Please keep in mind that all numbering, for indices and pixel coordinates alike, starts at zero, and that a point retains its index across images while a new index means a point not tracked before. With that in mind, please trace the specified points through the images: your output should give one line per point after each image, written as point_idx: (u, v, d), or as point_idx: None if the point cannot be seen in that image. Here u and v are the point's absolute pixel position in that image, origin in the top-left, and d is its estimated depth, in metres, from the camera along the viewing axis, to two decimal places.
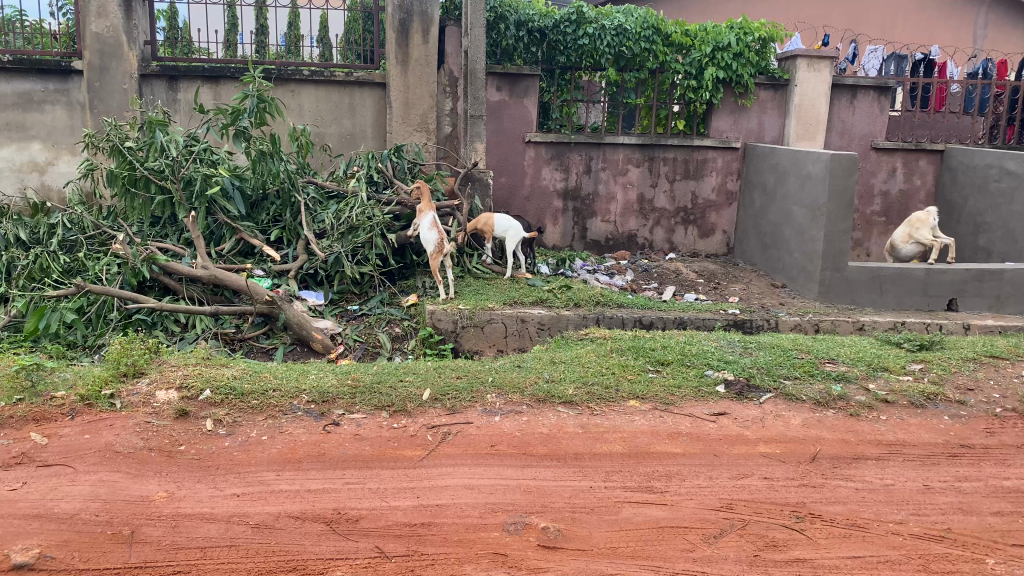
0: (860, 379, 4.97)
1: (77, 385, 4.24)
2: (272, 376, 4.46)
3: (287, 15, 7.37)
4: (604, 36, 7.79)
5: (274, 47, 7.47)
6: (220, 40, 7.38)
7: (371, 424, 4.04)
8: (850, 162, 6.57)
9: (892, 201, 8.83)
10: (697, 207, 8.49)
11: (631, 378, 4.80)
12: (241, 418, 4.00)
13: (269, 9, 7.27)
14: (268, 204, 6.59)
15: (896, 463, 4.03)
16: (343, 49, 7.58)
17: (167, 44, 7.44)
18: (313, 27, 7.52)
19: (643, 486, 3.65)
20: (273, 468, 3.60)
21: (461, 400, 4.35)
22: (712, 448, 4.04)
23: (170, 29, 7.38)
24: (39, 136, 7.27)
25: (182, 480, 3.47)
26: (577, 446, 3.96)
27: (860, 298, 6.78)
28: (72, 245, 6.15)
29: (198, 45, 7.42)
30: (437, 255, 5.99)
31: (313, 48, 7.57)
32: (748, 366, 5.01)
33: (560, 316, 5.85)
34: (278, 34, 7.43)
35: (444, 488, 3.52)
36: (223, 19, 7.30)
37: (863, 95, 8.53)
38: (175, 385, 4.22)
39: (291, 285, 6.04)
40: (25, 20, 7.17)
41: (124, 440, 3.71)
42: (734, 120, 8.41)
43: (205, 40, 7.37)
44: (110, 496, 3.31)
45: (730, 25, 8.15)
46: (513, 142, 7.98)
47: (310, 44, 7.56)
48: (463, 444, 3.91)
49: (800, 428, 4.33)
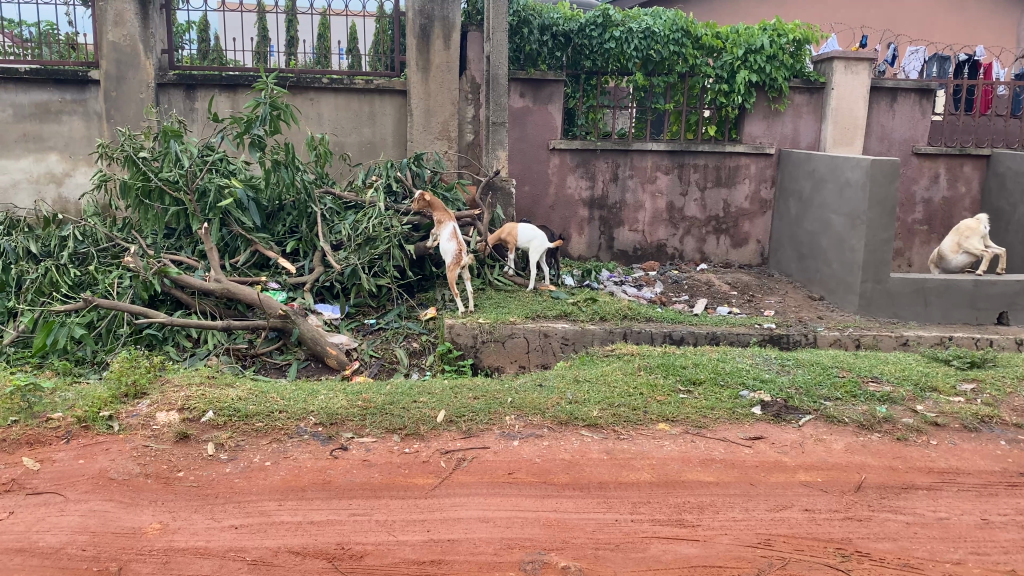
0: (907, 400, 4.63)
1: (76, 405, 4.04)
2: (279, 397, 4.22)
3: (314, 24, 7.18)
4: (631, 39, 7.51)
5: (302, 57, 7.30)
6: (249, 49, 7.24)
7: (380, 448, 3.80)
8: (892, 168, 6.23)
9: (935, 209, 8.45)
10: (730, 216, 8.17)
11: (660, 399, 4.50)
12: (244, 442, 3.77)
13: (301, 16, 7.13)
14: (285, 215, 6.44)
15: (950, 494, 3.70)
16: (373, 59, 7.38)
17: (198, 57, 7.32)
18: (344, 36, 7.30)
19: (673, 519, 3.36)
20: (274, 497, 3.37)
21: (477, 423, 4.08)
22: (748, 476, 3.75)
23: (202, 41, 7.24)
24: (56, 146, 7.17)
25: (178, 509, 3.25)
26: (602, 474, 3.68)
27: (903, 311, 6.41)
28: (84, 258, 6.01)
29: (230, 56, 7.24)
30: (453, 267, 5.74)
31: (341, 58, 7.35)
32: (786, 386, 4.70)
33: (585, 331, 5.58)
34: (308, 45, 7.26)
35: (457, 521, 3.26)
36: (256, 28, 7.14)
37: (904, 98, 8.18)
38: (176, 406, 4.01)
39: (307, 298, 5.84)
40: (57, 33, 7.09)
41: (119, 466, 3.51)
42: (767, 125, 8.08)
43: (236, 49, 7.20)
44: (99, 527, 3.10)
45: (763, 27, 7.84)
46: (538, 150, 7.75)
47: (339, 55, 7.35)
48: (479, 471, 3.65)
49: (842, 454, 4.02)
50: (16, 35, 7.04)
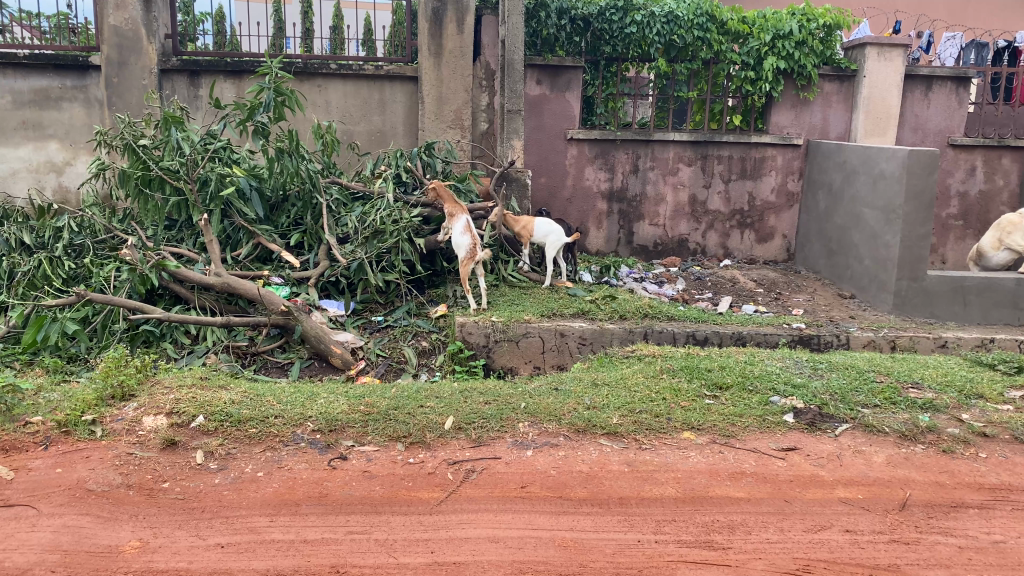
0: (952, 408, 4.30)
1: (58, 409, 3.79)
2: (276, 400, 3.94)
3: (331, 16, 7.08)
4: (653, 24, 7.17)
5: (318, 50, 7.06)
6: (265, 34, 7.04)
7: (383, 458, 3.51)
8: (930, 159, 5.88)
9: (971, 203, 8.06)
10: (755, 210, 7.83)
11: (684, 405, 4.19)
12: (236, 450, 3.50)
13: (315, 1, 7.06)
14: (289, 207, 6.13)
15: (1004, 514, 3.36)
16: (388, 44, 7.13)
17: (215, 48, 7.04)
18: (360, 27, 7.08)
19: (702, 541, 3.05)
20: (265, 512, 3.09)
21: (487, 431, 3.79)
22: (782, 492, 3.43)
23: (217, 32, 7.00)
24: (57, 135, 6.93)
25: (160, 525, 2.98)
26: (622, 489, 3.38)
27: (940, 311, 6.05)
28: (80, 250, 5.78)
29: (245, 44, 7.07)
30: (467, 262, 5.46)
31: (358, 51, 7.07)
32: (820, 392, 4.37)
33: (604, 330, 5.27)
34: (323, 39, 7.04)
35: (463, 541, 2.96)
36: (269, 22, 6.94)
37: (940, 86, 7.80)
38: (164, 411, 3.74)
39: (311, 294, 5.57)
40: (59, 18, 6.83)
41: (99, 476, 3.25)
42: (795, 115, 7.72)
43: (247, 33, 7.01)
44: (72, 546, 2.83)
45: (792, 11, 7.48)
46: (554, 140, 7.44)
47: (355, 48, 7.06)
48: (488, 484, 3.36)
49: (884, 467, 3.69)
50: (34, 27, 6.82)
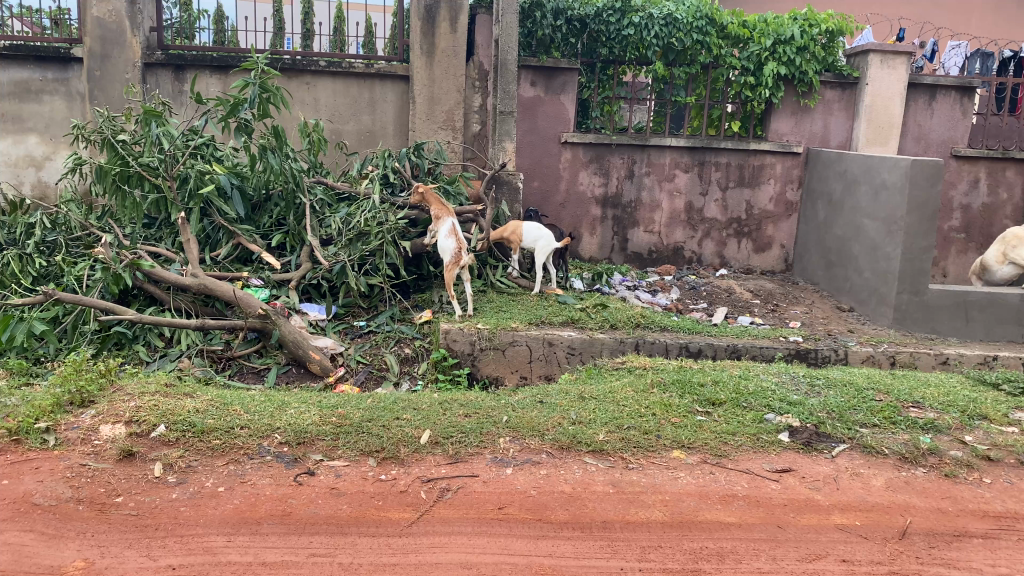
0: (954, 429, 4.10)
1: (13, 415, 3.60)
2: (243, 410, 3.74)
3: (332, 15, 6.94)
4: (651, 26, 6.96)
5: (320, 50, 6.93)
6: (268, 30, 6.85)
7: (353, 474, 3.31)
8: (935, 169, 5.68)
9: (974, 216, 7.88)
10: (752, 219, 7.65)
11: (675, 422, 3.99)
12: (197, 463, 3.31)
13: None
14: (271, 206, 5.92)
15: (1010, 544, 3.17)
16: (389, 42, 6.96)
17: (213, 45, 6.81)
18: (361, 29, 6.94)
19: (689, 569, 2.85)
20: (223, 531, 2.88)
21: (466, 446, 3.60)
22: (775, 517, 3.24)
23: (217, 32, 6.79)
24: (36, 128, 6.73)
25: (109, 543, 2.78)
26: (606, 512, 3.18)
27: (942, 326, 5.87)
28: (53, 248, 5.59)
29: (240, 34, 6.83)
30: (452, 267, 5.26)
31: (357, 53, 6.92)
32: (817, 410, 4.17)
33: (594, 340, 5.08)
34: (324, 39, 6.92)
35: (433, 567, 2.76)
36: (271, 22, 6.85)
37: (944, 96, 7.64)
38: (123, 419, 3.55)
39: (291, 297, 5.36)
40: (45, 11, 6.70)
41: (47, 490, 3.05)
42: (795, 122, 7.55)
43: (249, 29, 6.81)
44: (11, 565, 2.63)
45: (794, 16, 7.28)
46: (548, 143, 7.26)
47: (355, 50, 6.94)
48: (464, 505, 3.16)
49: (883, 492, 3.50)
50: (33, 23, 6.71)
